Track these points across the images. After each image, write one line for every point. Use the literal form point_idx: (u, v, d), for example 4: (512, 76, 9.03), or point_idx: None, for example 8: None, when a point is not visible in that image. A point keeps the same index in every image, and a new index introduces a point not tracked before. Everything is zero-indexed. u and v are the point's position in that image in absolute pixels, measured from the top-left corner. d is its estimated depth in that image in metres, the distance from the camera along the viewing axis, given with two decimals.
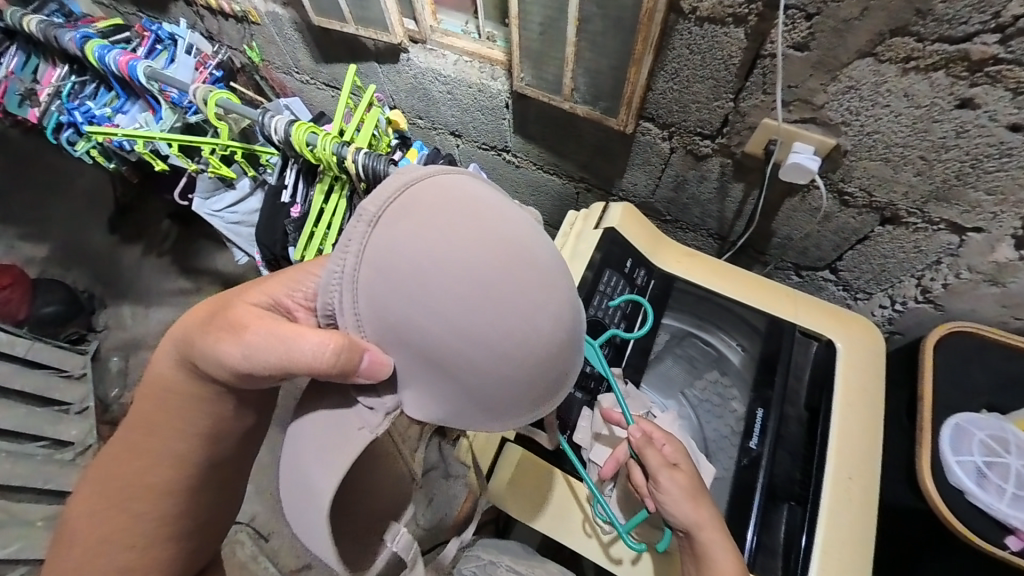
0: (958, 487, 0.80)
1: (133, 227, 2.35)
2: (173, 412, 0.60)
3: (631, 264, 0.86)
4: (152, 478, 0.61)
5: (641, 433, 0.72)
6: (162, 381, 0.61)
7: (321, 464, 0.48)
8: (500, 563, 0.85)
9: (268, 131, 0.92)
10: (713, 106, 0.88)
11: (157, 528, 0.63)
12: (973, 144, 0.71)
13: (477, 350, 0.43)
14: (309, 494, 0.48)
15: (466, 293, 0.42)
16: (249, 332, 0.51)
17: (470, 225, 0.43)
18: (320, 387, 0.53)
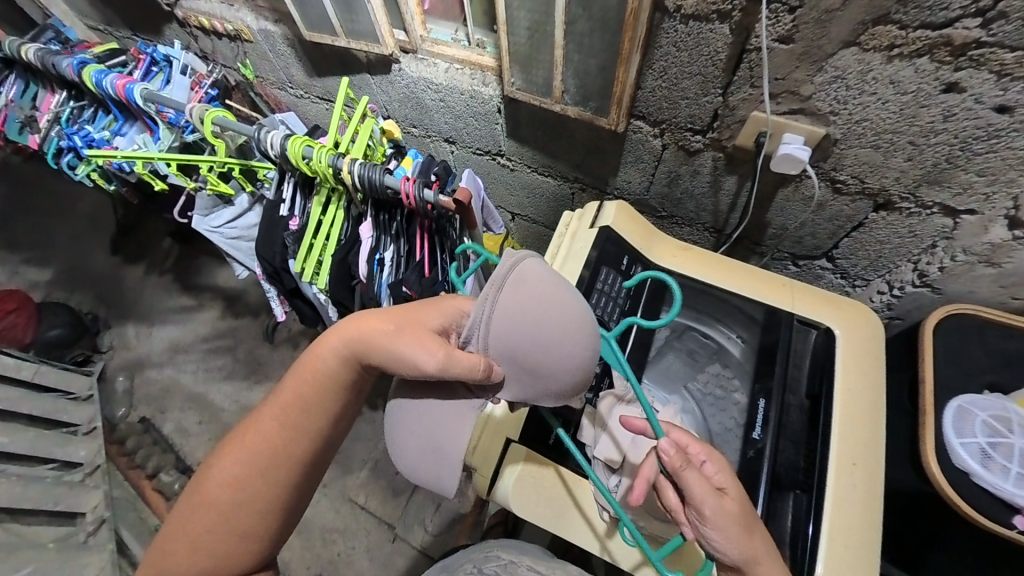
0: (963, 469, 0.80)
1: (135, 248, 2.37)
2: (306, 398, 0.61)
3: (627, 262, 0.87)
4: (272, 465, 0.61)
5: (676, 451, 0.62)
6: (304, 368, 0.62)
7: (443, 432, 0.60)
8: (520, 562, 0.85)
9: (264, 146, 0.93)
10: (702, 101, 0.89)
11: (263, 518, 0.62)
12: (962, 127, 0.72)
13: (561, 377, 0.57)
14: (433, 456, 0.60)
15: (560, 336, 0.55)
16: (406, 340, 0.57)
17: (566, 294, 0.57)
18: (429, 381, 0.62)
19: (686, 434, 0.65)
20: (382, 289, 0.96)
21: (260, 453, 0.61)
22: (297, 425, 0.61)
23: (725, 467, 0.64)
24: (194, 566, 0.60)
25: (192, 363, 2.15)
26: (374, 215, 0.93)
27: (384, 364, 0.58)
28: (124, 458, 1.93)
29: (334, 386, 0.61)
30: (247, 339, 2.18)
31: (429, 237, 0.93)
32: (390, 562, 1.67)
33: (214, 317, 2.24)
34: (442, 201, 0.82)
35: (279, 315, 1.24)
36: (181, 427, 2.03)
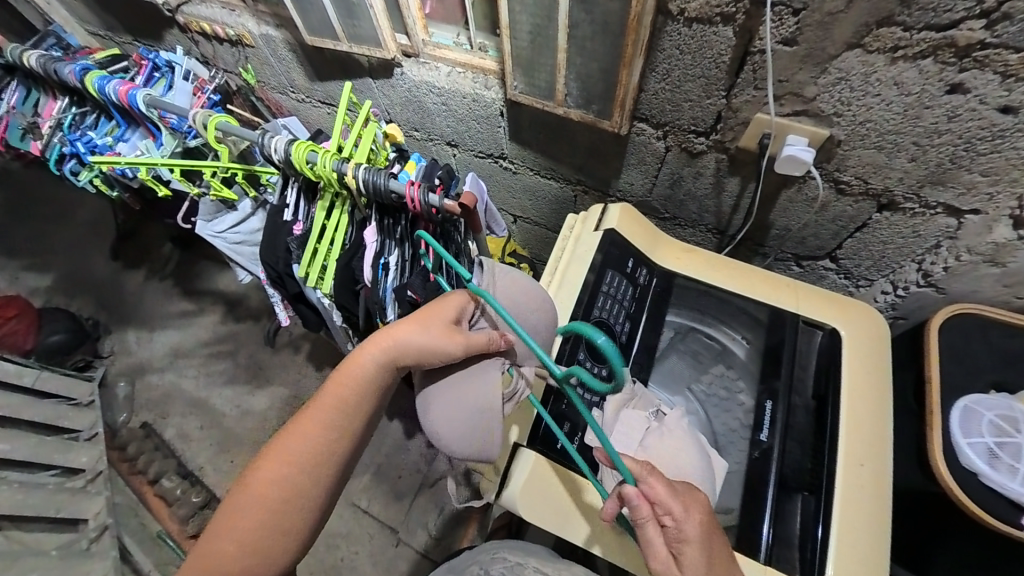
0: (970, 469, 0.79)
1: (135, 253, 2.37)
2: (344, 398, 0.66)
3: (632, 264, 0.87)
4: (317, 462, 0.66)
5: (642, 499, 0.59)
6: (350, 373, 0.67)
7: (479, 389, 0.68)
8: (526, 564, 0.84)
9: (268, 151, 0.92)
10: (705, 104, 0.90)
11: (309, 513, 0.66)
12: (966, 128, 0.72)
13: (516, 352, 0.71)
14: (473, 413, 0.67)
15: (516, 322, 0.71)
16: (429, 336, 0.65)
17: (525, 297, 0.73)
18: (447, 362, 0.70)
19: (660, 491, 0.59)
20: (387, 294, 0.94)
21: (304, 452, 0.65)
22: (338, 423, 0.66)
23: (696, 530, 0.58)
24: (237, 565, 0.63)
25: (193, 368, 2.15)
26: (379, 219, 0.92)
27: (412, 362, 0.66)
28: (125, 464, 1.93)
29: (370, 387, 0.67)
30: (248, 343, 2.17)
31: (434, 241, 0.93)
32: (392, 566, 1.66)
33: (215, 321, 2.23)
34: (447, 204, 0.81)
35: (283, 321, 1.24)
36: (182, 432, 2.02)
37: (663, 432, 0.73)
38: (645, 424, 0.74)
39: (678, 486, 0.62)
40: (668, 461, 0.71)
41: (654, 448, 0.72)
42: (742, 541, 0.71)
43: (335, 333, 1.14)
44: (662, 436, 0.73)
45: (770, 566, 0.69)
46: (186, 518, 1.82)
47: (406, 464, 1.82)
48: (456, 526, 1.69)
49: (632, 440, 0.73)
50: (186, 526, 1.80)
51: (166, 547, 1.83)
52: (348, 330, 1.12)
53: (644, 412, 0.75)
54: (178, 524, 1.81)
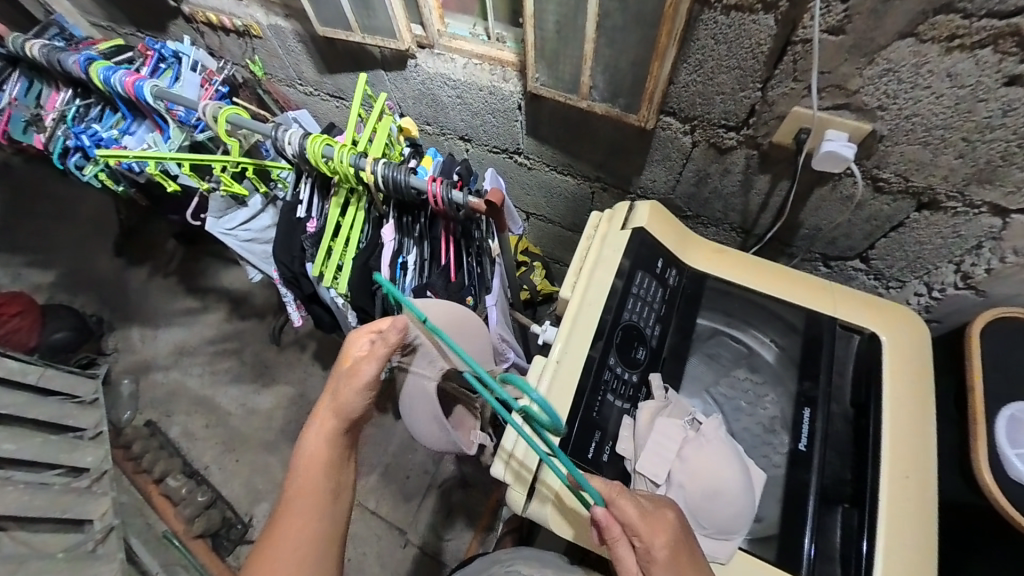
0: (1017, 481, 0.76)
1: (141, 249, 2.34)
2: (309, 485, 0.68)
3: (662, 265, 0.83)
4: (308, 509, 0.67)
5: (612, 521, 0.59)
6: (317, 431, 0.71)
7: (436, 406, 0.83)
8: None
9: (281, 144, 0.89)
10: (739, 96, 0.86)
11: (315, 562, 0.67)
12: (1022, 123, 0.69)
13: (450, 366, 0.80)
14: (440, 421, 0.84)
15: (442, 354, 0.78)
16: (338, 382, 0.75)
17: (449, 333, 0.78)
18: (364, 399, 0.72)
19: (627, 516, 0.59)
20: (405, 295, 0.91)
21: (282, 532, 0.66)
22: (312, 504, 0.67)
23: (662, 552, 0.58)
24: None
25: (198, 365, 2.12)
26: (397, 216, 0.89)
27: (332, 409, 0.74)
28: (130, 462, 1.90)
29: (326, 464, 0.69)
30: (253, 341, 2.14)
31: (455, 240, 0.89)
32: (402, 568, 1.64)
33: (220, 319, 2.20)
34: (471, 201, 0.77)
35: (295, 322, 1.20)
36: (187, 430, 2.00)
37: (698, 443, 0.70)
38: (681, 435, 0.70)
39: (648, 506, 0.60)
40: (706, 472, 0.68)
41: (689, 460, 0.69)
42: (782, 556, 0.68)
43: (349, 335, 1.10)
44: (698, 447, 0.70)
45: None
46: (192, 518, 1.80)
47: (414, 465, 1.79)
48: (465, 528, 1.67)
49: (668, 452, 0.69)
50: (192, 527, 1.78)
51: (171, 548, 1.80)
52: None
53: (677, 422, 0.71)
54: (184, 524, 1.78)
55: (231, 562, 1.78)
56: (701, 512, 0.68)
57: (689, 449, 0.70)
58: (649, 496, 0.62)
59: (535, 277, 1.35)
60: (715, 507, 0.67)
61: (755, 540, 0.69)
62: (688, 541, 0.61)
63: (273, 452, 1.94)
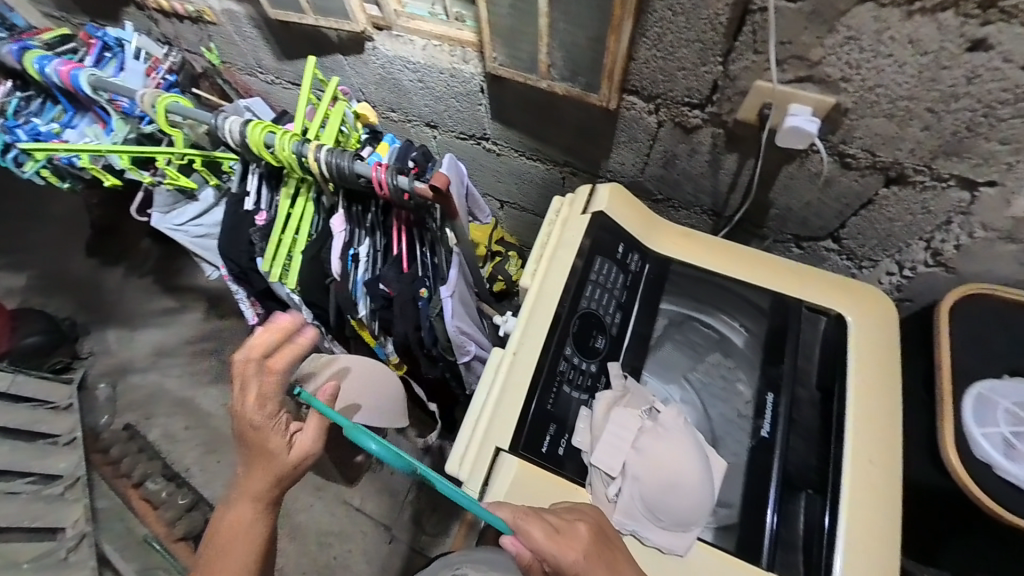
0: (985, 461, 0.75)
1: (113, 250, 2.28)
2: (244, 515, 0.65)
3: (623, 249, 0.80)
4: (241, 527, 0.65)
5: (521, 546, 0.57)
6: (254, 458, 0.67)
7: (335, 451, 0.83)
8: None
9: (222, 133, 0.84)
10: (700, 72, 0.82)
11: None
12: (987, 91, 0.66)
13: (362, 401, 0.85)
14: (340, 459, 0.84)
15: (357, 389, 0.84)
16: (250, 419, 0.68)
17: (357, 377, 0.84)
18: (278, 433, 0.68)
19: (534, 539, 0.56)
20: (358, 288, 0.87)
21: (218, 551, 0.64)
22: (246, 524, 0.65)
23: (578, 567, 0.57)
24: None
25: (176, 367, 2.07)
26: (346, 206, 0.85)
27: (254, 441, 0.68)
28: (109, 467, 1.86)
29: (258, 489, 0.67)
30: (232, 340, 2.10)
31: (406, 229, 0.85)
32: (387, 564, 1.63)
33: (197, 319, 2.15)
34: (418, 187, 0.74)
35: (251, 319, 1.17)
36: (167, 433, 1.96)
37: (655, 433, 0.69)
38: (637, 425, 0.69)
39: (557, 524, 0.58)
40: (661, 463, 0.67)
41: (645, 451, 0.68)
42: (743, 545, 0.66)
43: None
44: (655, 437, 0.69)
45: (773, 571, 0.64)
46: (173, 521, 1.77)
47: None
48: (449, 522, 1.65)
49: (622, 443, 0.68)
50: (174, 529, 1.75)
51: (153, 552, 1.78)
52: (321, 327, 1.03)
53: (632, 413, 0.70)
54: (165, 527, 1.76)
55: None
56: (657, 505, 0.66)
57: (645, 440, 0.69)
58: (560, 513, 0.60)
59: (511, 268, 1.29)
60: (670, 499, 0.65)
61: (719, 531, 0.67)
62: (605, 547, 0.59)
63: None
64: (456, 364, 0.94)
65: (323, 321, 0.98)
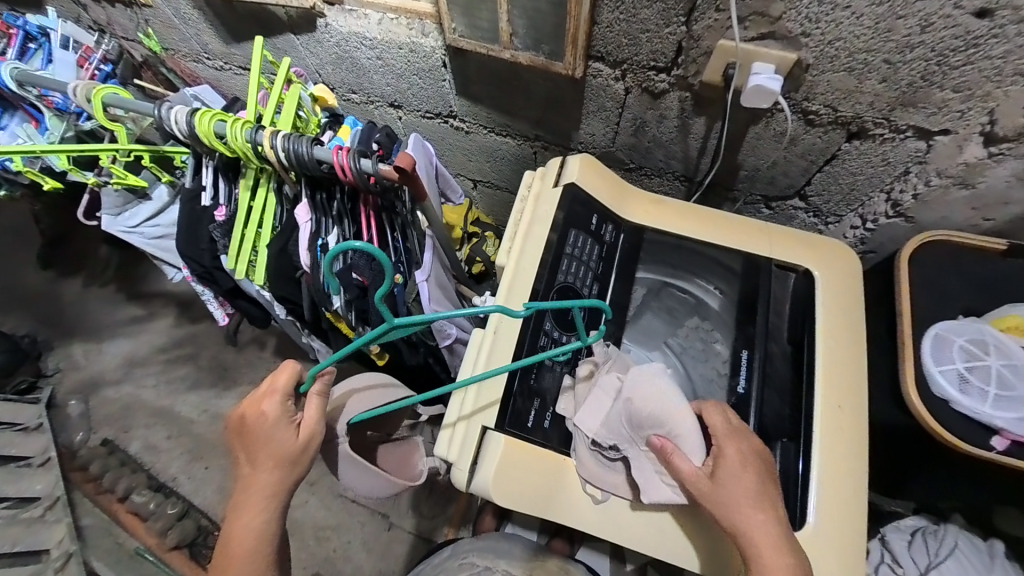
0: (943, 398, 0.79)
1: (69, 259, 2.15)
2: (261, 506, 0.63)
3: (597, 221, 0.80)
4: (255, 518, 0.63)
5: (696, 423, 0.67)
6: (269, 450, 0.64)
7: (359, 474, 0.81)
8: (495, 569, 0.86)
9: (168, 125, 0.78)
10: (664, 33, 0.81)
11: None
12: (939, 38, 0.67)
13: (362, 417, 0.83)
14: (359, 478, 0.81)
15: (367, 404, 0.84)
16: (252, 414, 0.66)
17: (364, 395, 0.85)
18: (275, 429, 0.65)
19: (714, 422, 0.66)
20: (330, 279, 0.81)
21: (234, 539, 0.62)
22: (263, 514, 0.63)
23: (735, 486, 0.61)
24: None
25: (151, 376, 2.00)
26: (310, 194, 0.80)
27: (258, 435, 0.65)
28: (90, 484, 1.80)
29: (275, 482, 0.64)
30: (208, 344, 2.03)
31: (376, 215, 0.82)
32: (388, 550, 1.65)
33: (168, 325, 2.07)
34: (382, 169, 0.71)
35: (221, 319, 1.13)
36: (148, 444, 1.90)
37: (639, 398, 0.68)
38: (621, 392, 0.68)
39: (736, 425, 0.66)
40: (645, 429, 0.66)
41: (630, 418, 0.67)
42: None
43: (286, 327, 1.02)
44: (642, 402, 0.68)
45: None
46: (164, 531, 1.73)
47: None
48: (446, 504, 1.67)
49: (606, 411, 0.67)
50: (166, 539, 1.72)
51: (146, 564, 1.75)
52: (297, 323, 0.99)
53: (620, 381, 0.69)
54: (157, 537, 1.73)
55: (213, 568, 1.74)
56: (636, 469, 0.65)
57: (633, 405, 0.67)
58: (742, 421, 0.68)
59: (489, 249, 1.28)
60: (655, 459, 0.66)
61: None
62: (756, 455, 0.64)
63: None
64: (437, 348, 0.94)
65: (296, 316, 0.93)
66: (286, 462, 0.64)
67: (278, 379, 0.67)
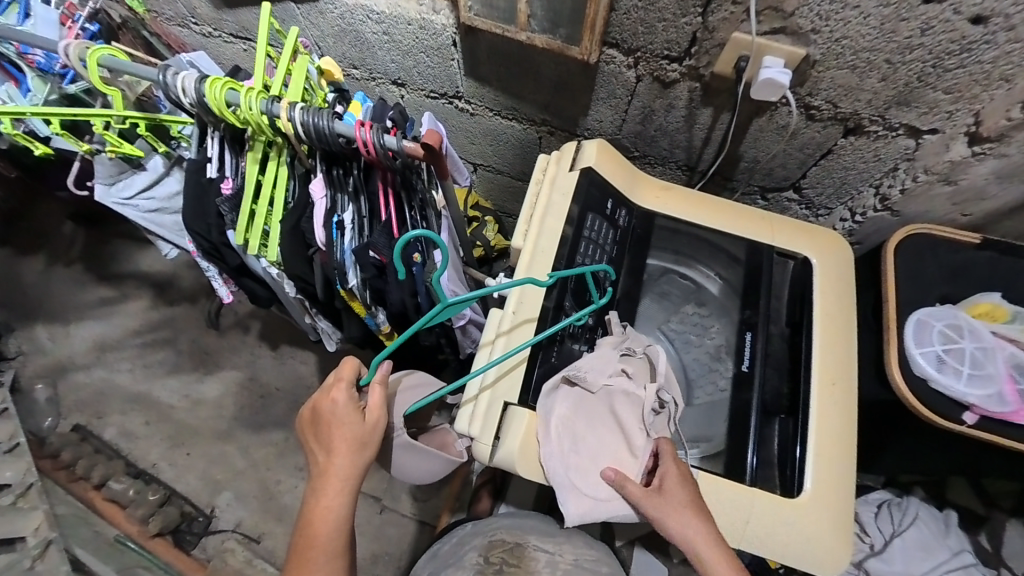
0: (922, 376, 0.86)
1: (30, 236, 2.02)
2: (332, 494, 0.64)
3: (612, 206, 0.82)
4: (326, 507, 0.63)
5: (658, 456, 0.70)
6: (338, 437, 0.65)
7: (419, 465, 0.77)
8: (526, 544, 0.93)
9: (174, 93, 0.75)
10: (680, 23, 0.83)
11: (336, 558, 0.63)
12: (937, 42, 0.72)
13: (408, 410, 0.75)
14: (415, 467, 0.77)
15: (410, 398, 0.76)
16: (321, 403, 0.66)
17: (406, 391, 0.76)
18: (342, 417, 0.65)
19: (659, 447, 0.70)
20: (346, 257, 0.80)
21: (312, 522, 0.63)
22: (335, 502, 0.64)
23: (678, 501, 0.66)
24: None
25: (124, 360, 1.91)
26: (326, 169, 0.78)
27: (327, 422, 0.66)
28: (62, 471, 1.73)
29: (343, 470, 0.64)
30: (187, 328, 1.95)
31: (394, 192, 0.80)
32: (380, 533, 1.66)
33: (142, 308, 1.97)
34: (408, 146, 0.70)
35: (226, 297, 1.09)
36: (124, 430, 1.83)
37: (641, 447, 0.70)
38: (605, 402, 0.71)
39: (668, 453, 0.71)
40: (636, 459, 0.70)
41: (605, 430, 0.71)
42: (729, 468, 0.73)
43: (289, 307, 0.99)
44: (635, 409, 0.71)
45: (756, 487, 0.72)
46: (146, 519, 1.69)
47: None
48: (440, 486, 1.69)
49: (572, 423, 0.69)
50: (148, 526, 1.68)
51: (127, 551, 1.70)
52: (304, 303, 0.96)
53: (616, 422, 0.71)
54: (138, 525, 1.68)
55: (199, 554, 1.71)
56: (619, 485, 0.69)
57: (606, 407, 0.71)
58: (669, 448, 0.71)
59: (488, 233, 1.29)
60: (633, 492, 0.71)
61: (705, 459, 0.75)
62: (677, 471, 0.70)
63: (227, 440, 1.83)
64: (451, 328, 0.94)
65: (307, 296, 0.91)
66: (354, 451, 0.64)
67: (342, 372, 0.67)
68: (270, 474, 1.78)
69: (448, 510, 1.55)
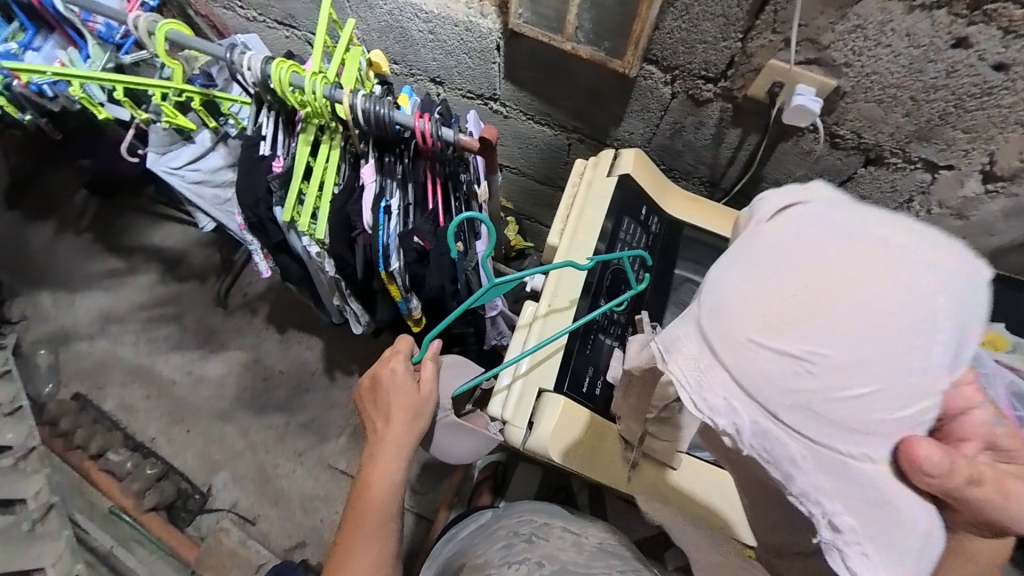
0: None
1: (43, 202, 2.02)
2: (389, 459, 0.69)
3: (645, 212, 0.87)
4: (386, 470, 0.68)
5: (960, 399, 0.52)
6: (395, 404, 0.70)
7: (456, 445, 0.81)
8: (553, 524, 0.91)
9: (237, 70, 0.78)
10: (720, 47, 0.88)
11: (393, 515, 0.69)
12: (960, 84, 0.77)
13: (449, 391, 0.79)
14: (453, 447, 0.81)
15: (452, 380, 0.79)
16: (380, 373, 0.72)
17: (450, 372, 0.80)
18: (398, 387, 0.71)
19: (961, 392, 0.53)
20: (389, 241, 0.83)
21: (371, 483, 0.69)
22: (392, 465, 0.69)
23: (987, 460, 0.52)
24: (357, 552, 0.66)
25: (130, 333, 1.92)
26: (379, 156, 0.82)
27: (384, 391, 0.71)
28: (59, 439, 1.73)
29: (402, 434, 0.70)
30: (195, 306, 1.95)
31: (441, 183, 0.85)
32: None
33: (151, 282, 1.97)
34: (463, 139, 0.75)
35: (262, 271, 1.14)
36: (124, 403, 1.83)
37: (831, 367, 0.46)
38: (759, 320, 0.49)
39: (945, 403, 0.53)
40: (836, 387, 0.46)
41: (842, 348, 0.44)
42: None
43: (320, 287, 1.02)
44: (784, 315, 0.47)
45: None
46: (141, 493, 1.68)
47: None
48: (440, 480, 1.71)
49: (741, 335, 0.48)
50: (144, 500, 1.67)
51: (120, 524, 1.70)
52: (337, 284, 0.99)
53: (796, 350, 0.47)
54: (132, 499, 1.67)
55: (193, 533, 1.71)
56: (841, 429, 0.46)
57: (792, 304, 0.46)
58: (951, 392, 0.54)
59: (510, 232, 1.33)
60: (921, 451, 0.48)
61: None
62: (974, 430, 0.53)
63: (228, 421, 1.83)
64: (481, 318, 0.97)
65: (344, 276, 0.94)
66: (410, 417, 0.70)
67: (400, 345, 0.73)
68: (270, 456, 1.79)
69: (447, 506, 1.56)
